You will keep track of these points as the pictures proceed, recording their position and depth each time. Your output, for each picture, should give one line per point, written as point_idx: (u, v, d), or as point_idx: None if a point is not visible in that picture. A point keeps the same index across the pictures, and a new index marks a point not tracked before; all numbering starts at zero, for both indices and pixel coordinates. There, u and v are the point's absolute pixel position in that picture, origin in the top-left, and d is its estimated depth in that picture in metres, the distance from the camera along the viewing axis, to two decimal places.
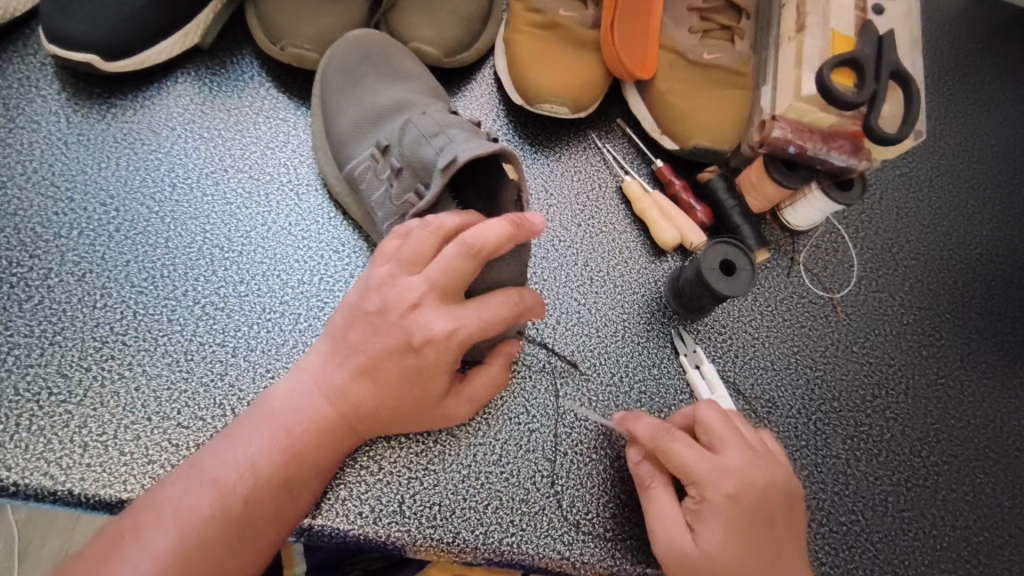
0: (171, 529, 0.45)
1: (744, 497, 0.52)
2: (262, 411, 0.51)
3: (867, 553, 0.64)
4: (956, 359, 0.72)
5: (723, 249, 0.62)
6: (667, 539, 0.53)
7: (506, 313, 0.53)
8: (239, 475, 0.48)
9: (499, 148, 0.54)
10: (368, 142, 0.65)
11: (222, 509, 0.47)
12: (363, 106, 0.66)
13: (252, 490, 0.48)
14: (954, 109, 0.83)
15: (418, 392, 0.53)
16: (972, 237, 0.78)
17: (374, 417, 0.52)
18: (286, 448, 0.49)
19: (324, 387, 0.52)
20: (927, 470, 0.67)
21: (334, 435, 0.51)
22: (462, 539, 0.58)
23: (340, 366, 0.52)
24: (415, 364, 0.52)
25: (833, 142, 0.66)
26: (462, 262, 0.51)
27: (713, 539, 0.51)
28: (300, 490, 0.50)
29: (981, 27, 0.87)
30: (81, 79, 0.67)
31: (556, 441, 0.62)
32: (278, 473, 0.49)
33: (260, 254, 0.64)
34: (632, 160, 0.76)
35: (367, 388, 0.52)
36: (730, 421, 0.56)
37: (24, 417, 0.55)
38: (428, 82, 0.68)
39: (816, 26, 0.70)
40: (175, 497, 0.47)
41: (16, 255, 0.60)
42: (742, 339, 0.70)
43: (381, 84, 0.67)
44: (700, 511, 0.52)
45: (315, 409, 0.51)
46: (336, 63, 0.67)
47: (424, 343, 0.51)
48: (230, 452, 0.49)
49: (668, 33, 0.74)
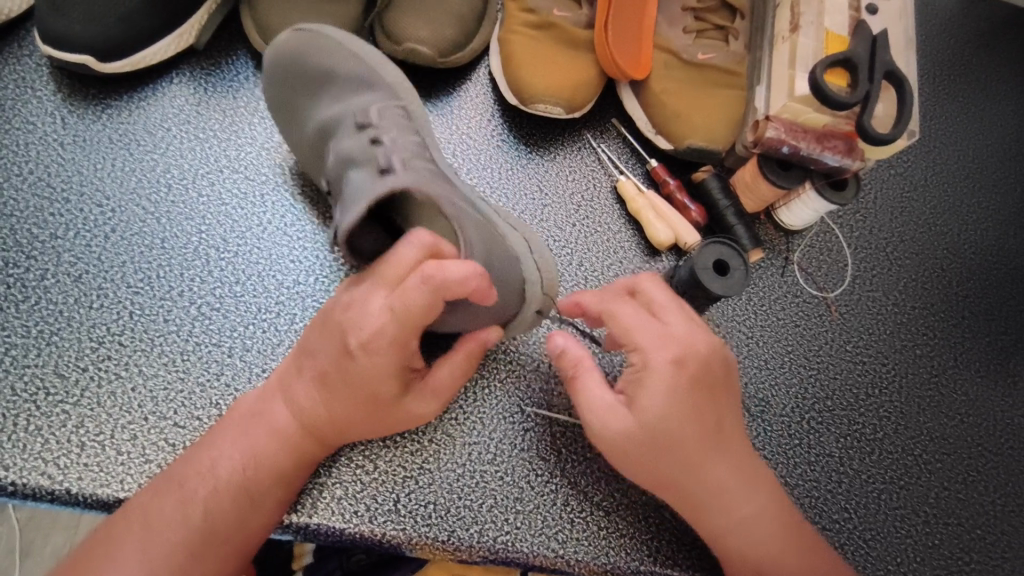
0: (137, 539, 0.47)
1: (688, 363, 0.52)
2: (228, 419, 0.53)
3: (859, 550, 0.64)
4: (950, 358, 0.72)
5: (717, 248, 0.62)
6: (599, 419, 0.53)
7: (428, 299, 0.48)
8: (198, 477, 0.49)
9: (366, 205, 0.49)
10: (321, 159, 0.64)
11: (183, 519, 0.48)
12: (306, 124, 0.64)
13: (210, 491, 0.49)
14: (949, 108, 0.83)
15: (365, 396, 0.51)
16: (967, 235, 0.78)
17: (333, 427, 0.52)
18: (246, 452, 0.50)
19: (289, 399, 0.52)
20: (920, 468, 0.68)
21: (295, 441, 0.52)
22: (458, 537, 0.58)
23: (299, 373, 0.53)
24: (356, 368, 0.50)
25: (827, 142, 0.66)
26: (406, 254, 0.50)
27: (654, 411, 0.51)
28: (261, 497, 0.50)
29: (978, 26, 0.87)
30: (77, 80, 0.67)
31: (551, 440, 0.63)
32: (234, 472, 0.50)
33: (255, 254, 0.65)
34: (628, 160, 0.76)
35: (317, 394, 0.52)
36: (675, 298, 0.55)
37: (21, 417, 0.55)
38: (350, 79, 0.63)
39: (810, 26, 0.70)
40: (143, 505, 0.48)
41: (13, 256, 0.61)
42: (736, 338, 0.70)
43: (317, 91, 0.64)
44: (641, 382, 0.52)
45: (275, 416, 0.52)
46: (273, 77, 0.65)
47: (359, 346, 0.50)
48: (195, 463, 0.50)
49: (663, 33, 0.75)
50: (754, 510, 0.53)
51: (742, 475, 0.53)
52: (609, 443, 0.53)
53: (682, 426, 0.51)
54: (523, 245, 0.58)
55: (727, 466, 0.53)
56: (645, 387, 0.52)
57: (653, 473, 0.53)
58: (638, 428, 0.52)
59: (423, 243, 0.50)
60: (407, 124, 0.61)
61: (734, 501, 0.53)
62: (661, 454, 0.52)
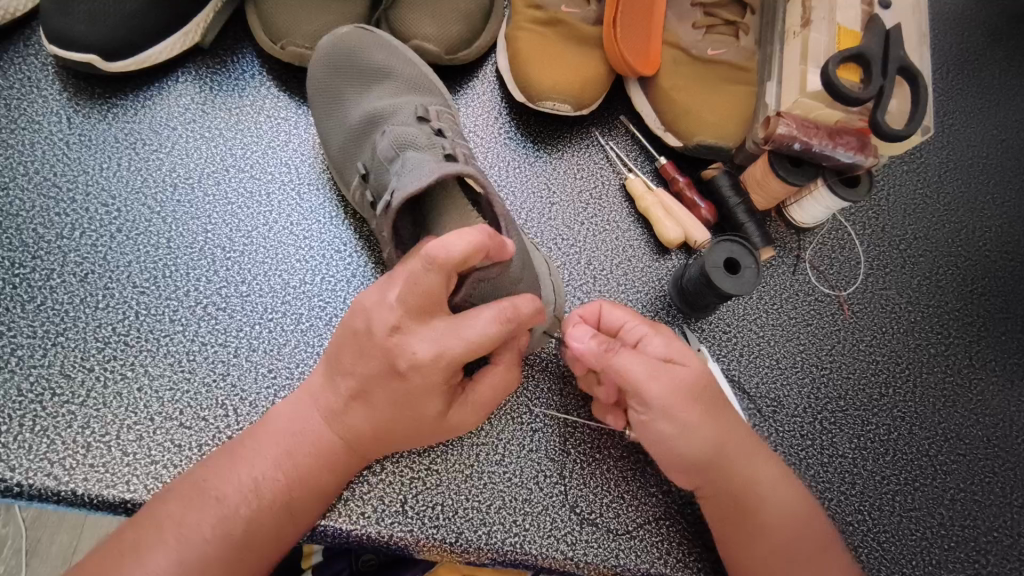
0: (172, 546, 0.45)
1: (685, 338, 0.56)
2: (264, 429, 0.51)
3: (874, 553, 0.63)
4: (965, 358, 0.71)
5: (727, 246, 0.61)
6: (661, 376, 0.51)
7: (498, 333, 0.47)
8: (242, 496, 0.48)
9: (436, 176, 0.50)
10: (355, 154, 0.62)
11: (223, 532, 0.46)
12: (347, 116, 0.64)
13: (255, 510, 0.48)
14: (963, 103, 0.82)
15: (411, 414, 0.50)
16: (982, 232, 0.77)
17: (373, 441, 0.52)
18: (291, 472, 0.49)
19: (325, 411, 0.51)
20: (935, 469, 0.67)
21: (336, 458, 0.51)
22: (465, 539, 0.57)
23: (335, 391, 0.51)
24: (403, 388, 0.49)
25: (840, 138, 0.65)
26: (430, 277, 0.45)
27: (695, 362, 0.53)
28: (301, 512, 0.50)
29: (992, 19, 0.86)
30: (83, 79, 0.67)
31: (561, 440, 0.62)
32: (281, 490, 0.49)
33: (261, 254, 0.64)
34: (637, 158, 0.75)
35: (361, 411, 0.51)
36: None
37: (27, 418, 0.55)
38: (403, 78, 0.64)
39: (822, 21, 0.70)
40: (177, 513, 0.46)
41: (18, 256, 0.60)
42: (746, 338, 0.69)
43: (367, 84, 0.64)
44: (671, 345, 0.54)
45: (314, 433, 0.51)
46: (323, 64, 0.65)
47: (410, 368, 0.47)
48: (234, 471, 0.49)
49: (672, 28, 0.73)
50: (780, 481, 0.54)
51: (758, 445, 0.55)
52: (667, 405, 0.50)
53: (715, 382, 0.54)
54: (545, 266, 0.62)
55: (745, 432, 0.55)
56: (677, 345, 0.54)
57: (707, 442, 0.51)
58: (693, 376, 0.52)
59: (444, 266, 0.45)
60: (456, 130, 0.63)
61: (764, 470, 0.54)
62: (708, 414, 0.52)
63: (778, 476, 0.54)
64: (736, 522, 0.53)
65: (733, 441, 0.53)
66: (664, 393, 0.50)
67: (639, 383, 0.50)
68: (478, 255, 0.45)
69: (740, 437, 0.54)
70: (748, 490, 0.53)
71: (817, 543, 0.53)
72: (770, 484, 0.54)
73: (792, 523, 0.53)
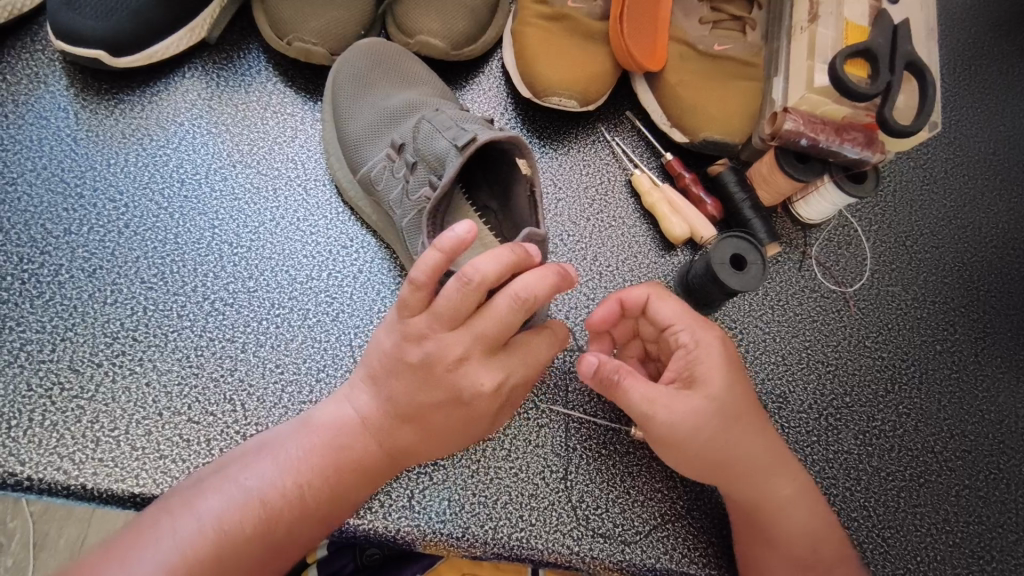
0: (211, 542, 0.44)
1: (730, 347, 0.53)
2: (308, 437, 0.50)
3: (878, 549, 0.63)
4: (970, 353, 0.71)
5: (733, 243, 0.60)
6: (666, 405, 0.49)
7: (548, 356, 0.51)
8: (285, 500, 0.47)
9: (515, 134, 0.54)
10: (384, 140, 0.63)
11: (264, 533, 0.46)
12: (378, 105, 0.65)
13: (298, 515, 0.47)
14: (970, 99, 0.81)
15: (460, 436, 0.51)
16: (989, 228, 0.77)
17: (417, 455, 0.52)
18: (336, 482, 0.49)
19: (373, 427, 0.50)
20: (940, 466, 0.67)
21: (380, 471, 0.51)
22: (472, 534, 0.58)
23: (386, 410, 0.50)
24: (461, 414, 0.49)
25: (847, 135, 0.65)
26: (513, 318, 0.46)
27: (716, 385, 0.51)
28: (337, 518, 0.50)
29: (999, 15, 0.86)
30: (90, 75, 0.67)
31: (566, 436, 0.62)
32: (324, 499, 0.48)
33: (268, 250, 0.64)
34: (642, 153, 0.75)
35: (410, 432, 0.50)
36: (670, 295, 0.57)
37: (36, 413, 0.56)
38: (441, 89, 0.68)
39: (830, 16, 0.69)
40: (215, 508, 0.45)
41: (27, 252, 0.61)
42: (753, 333, 0.69)
43: (398, 84, 0.67)
44: (696, 360, 0.52)
45: (362, 448, 0.50)
46: (356, 60, 0.67)
47: (473, 397, 0.48)
48: (274, 474, 0.47)
49: (678, 23, 0.73)
50: (797, 494, 0.54)
51: (779, 459, 0.54)
52: (677, 433, 0.50)
53: (741, 399, 0.52)
54: None
55: (764, 445, 0.53)
56: (704, 362, 0.52)
57: (720, 452, 0.51)
58: (709, 403, 0.50)
59: (524, 301, 0.46)
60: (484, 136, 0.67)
61: (781, 486, 0.53)
62: (722, 431, 0.51)
63: (797, 490, 0.54)
64: (746, 525, 0.55)
65: (751, 458, 0.52)
66: (674, 420, 0.50)
67: (654, 407, 0.50)
68: (552, 296, 0.47)
69: (758, 455, 0.52)
70: (761, 504, 0.53)
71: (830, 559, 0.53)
72: (785, 500, 0.53)
73: (805, 541, 0.53)
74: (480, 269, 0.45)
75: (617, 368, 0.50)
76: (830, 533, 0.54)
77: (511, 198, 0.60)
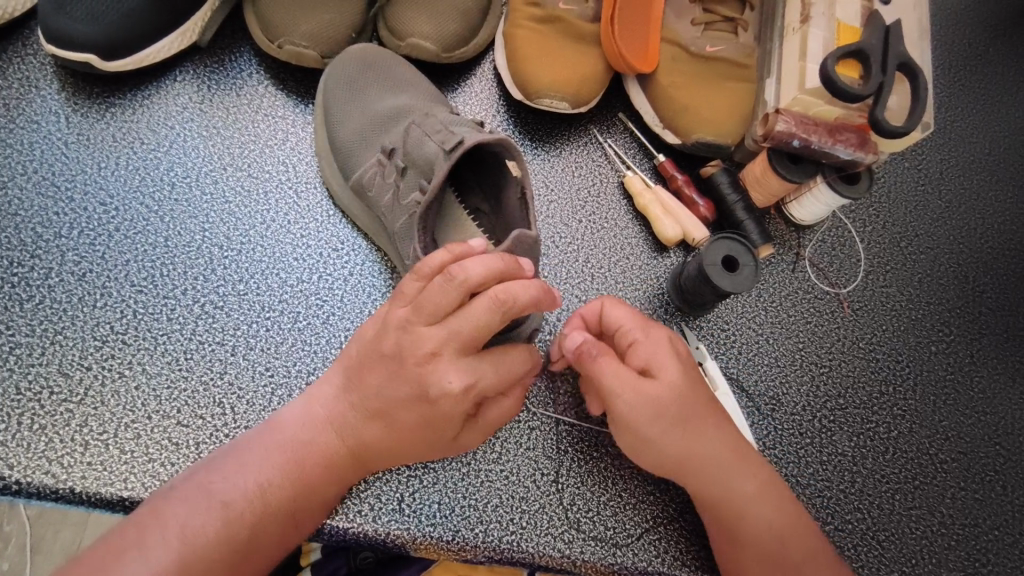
0: (174, 542, 0.44)
1: (678, 341, 0.54)
2: (272, 435, 0.50)
3: (873, 552, 0.63)
4: (966, 354, 0.71)
5: (725, 244, 0.60)
6: (631, 386, 0.50)
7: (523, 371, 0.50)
8: (249, 499, 0.47)
9: (505, 137, 0.54)
10: (376, 146, 0.63)
11: (230, 534, 0.46)
12: (369, 110, 0.65)
13: (262, 513, 0.47)
14: (965, 100, 0.81)
15: (427, 436, 0.50)
16: (984, 229, 0.76)
17: (381, 453, 0.51)
18: (300, 479, 0.49)
19: (338, 423, 0.50)
20: (935, 467, 0.67)
21: (344, 467, 0.51)
22: (462, 537, 0.58)
23: (353, 406, 0.50)
24: (428, 413, 0.48)
25: (840, 135, 0.65)
26: (491, 320, 0.46)
27: (673, 370, 0.51)
28: (304, 519, 0.50)
29: (995, 15, 0.85)
30: (82, 79, 0.67)
31: (557, 439, 0.62)
32: (289, 497, 0.48)
33: (259, 252, 0.64)
34: (635, 155, 0.75)
35: (377, 430, 0.50)
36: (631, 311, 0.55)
37: (25, 416, 0.56)
38: (431, 93, 0.68)
39: (821, 18, 0.70)
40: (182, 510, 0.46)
41: (17, 255, 0.61)
42: (746, 335, 0.69)
43: (388, 88, 0.66)
44: (654, 348, 0.52)
45: (326, 445, 0.50)
46: (346, 66, 0.67)
47: (440, 396, 0.47)
48: (240, 474, 0.48)
49: (670, 24, 0.73)
50: (761, 490, 0.53)
51: (738, 454, 0.53)
52: (632, 418, 0.50)
53: (696, 391, 0.52)
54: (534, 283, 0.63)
55: (721, 440, 0.53)
56: (657, 352, 0.52)
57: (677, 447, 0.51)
58: (664, 389, 0.50)
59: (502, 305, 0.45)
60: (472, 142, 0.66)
61: (742, 481, 0.53)
62: (675, 423, 0.51)
63: (760, 486, 0.53)
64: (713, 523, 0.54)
65: (708, 450, 0.52)
66: (635, 402, 0.50)
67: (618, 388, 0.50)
68: (532, 308, 0.47)
69: (715, 450, 0.52)
70: (722, 501, 0.53)
71: (800, 556, 0.52)
72: (747, 496, 0.53)
73: (770, 536, 0.52)
74: (467, 270, 0.45)
75: (594, 348, 0.50)
76: (800, 529, 0.53)
77: (502, 201, 0.60)
